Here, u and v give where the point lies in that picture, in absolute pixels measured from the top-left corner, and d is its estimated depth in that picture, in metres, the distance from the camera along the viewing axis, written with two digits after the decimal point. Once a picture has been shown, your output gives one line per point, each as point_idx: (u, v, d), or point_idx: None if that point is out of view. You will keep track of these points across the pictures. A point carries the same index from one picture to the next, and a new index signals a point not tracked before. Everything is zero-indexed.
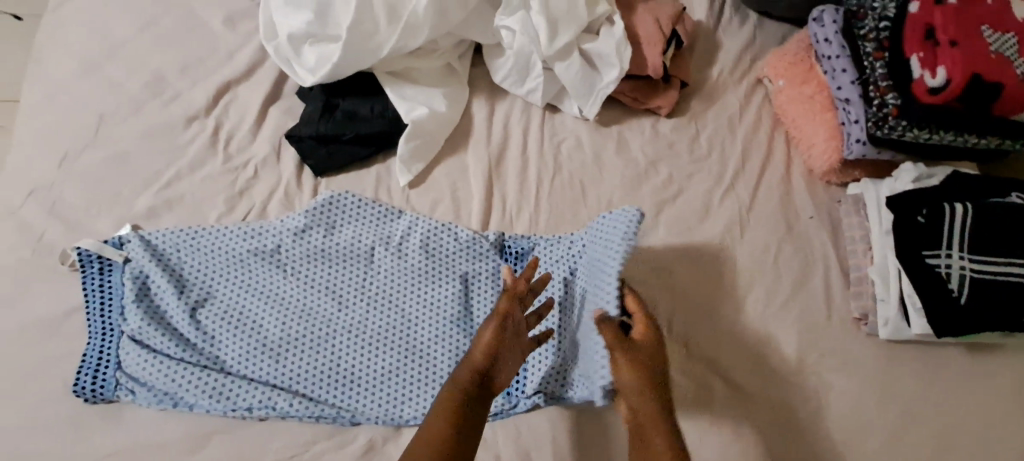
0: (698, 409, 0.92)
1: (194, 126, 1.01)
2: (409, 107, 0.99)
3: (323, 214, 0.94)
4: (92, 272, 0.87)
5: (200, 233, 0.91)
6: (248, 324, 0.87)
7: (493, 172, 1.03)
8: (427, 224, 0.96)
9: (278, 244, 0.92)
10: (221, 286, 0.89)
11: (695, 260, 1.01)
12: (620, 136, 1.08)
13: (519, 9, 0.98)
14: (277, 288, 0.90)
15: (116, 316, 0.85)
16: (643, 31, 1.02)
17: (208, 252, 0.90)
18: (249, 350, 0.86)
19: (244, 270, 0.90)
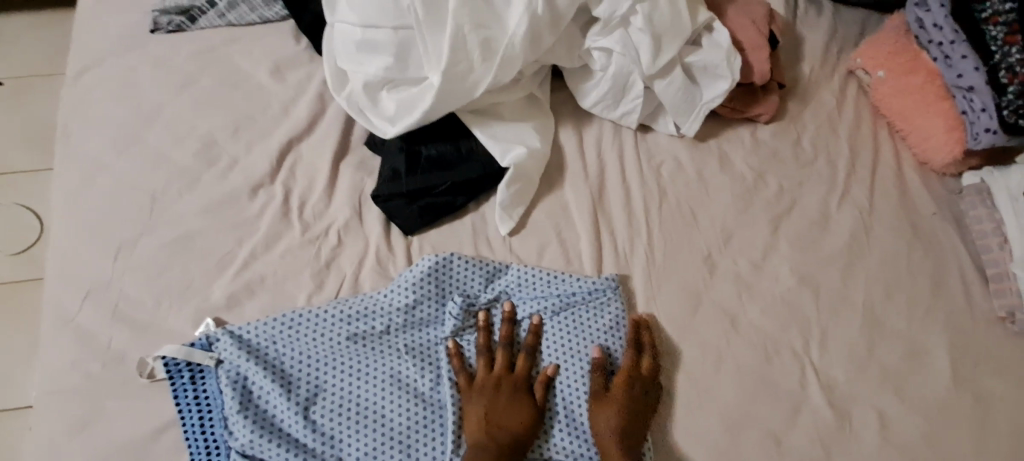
0: (863, 441, 0.83)
1: (260, 195, 0.89)
2: (507, 149, 0.89)
3: (418, 284, 0.83)
4: (182, 382, 0.77)
5: (294, 320, 0.80)
6: (368, 417, 0.77)
7: (597, 205, 0.94)
8: (534, 277, 0.87)
9: (378, 322, 0.82)
10: (329, 377, 0.78)
11: (825, 275, 0.92)
12: (720, 151, 0.99)
13: (617, 28, 0.90)
14: (386, 372, 0.79)
15: (222, 430, 0.75)
16: (746, 37, 0.98)
17: (309, 341, 0.80)
18: (377, 446, 0.75)
19: (352, 356, 0.80)
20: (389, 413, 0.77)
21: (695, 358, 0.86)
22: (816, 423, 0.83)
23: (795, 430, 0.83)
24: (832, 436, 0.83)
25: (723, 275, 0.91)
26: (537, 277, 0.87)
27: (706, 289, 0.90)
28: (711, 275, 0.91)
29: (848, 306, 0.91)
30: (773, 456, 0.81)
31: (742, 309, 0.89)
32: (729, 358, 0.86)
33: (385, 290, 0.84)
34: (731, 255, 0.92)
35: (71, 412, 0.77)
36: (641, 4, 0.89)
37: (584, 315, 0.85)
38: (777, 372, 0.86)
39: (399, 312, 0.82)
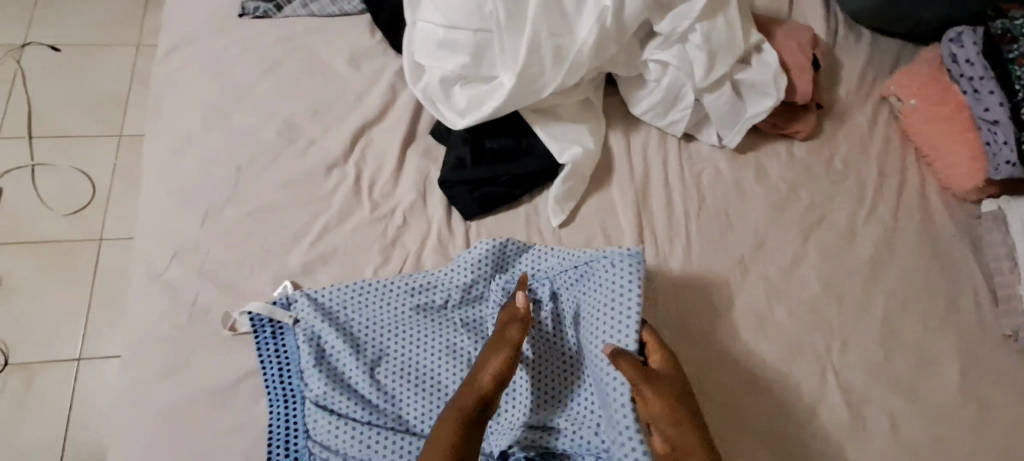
0: (876, 439, 0.90)
1: (335, 174, 0.97)
2: (564, 147, 0.97)
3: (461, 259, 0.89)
4: (265, 336, 0.85)
5: (363, 288, 0.88)
6: (427, 381, 0.84)
7: (641, 204, 1.01)
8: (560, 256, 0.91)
9: (438, 296, 0.89)
10: (392, 342, 0.86)
11: (848, 285, 1.00)
12: (758, 163, 1.07)
13: (676, 44, 0.98)
14: (442, 342, 0.86)
15: (298, 382, 0.84)
16: (792, 59, 1.05)
17: (376, 308, 0.87)
18: (433, 408, 0.83)
19: (412, 324, 0.87)
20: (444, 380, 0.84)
21: (725, 352, 0.93)
22: (832, 419, 0.90)
23: (813, 425, 0.90)
24: (847, 433, 0.90)
25: (754, 278, 0.98)
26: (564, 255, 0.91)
27: (738, 290, 0.97)
28: (744, 277, 0.98)
29: (868, 315, 0.98)
30: (793, 448, 0.88)
31: (770, 310, 0.96)
32: (757, 355, 0.93)
33: (445, 268, 0.91)
34: (762, 261, 1.00)
35: (159, 358, 0.84)
36: (700, 23, 0.97)
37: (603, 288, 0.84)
38: (799, 371, 0.93)
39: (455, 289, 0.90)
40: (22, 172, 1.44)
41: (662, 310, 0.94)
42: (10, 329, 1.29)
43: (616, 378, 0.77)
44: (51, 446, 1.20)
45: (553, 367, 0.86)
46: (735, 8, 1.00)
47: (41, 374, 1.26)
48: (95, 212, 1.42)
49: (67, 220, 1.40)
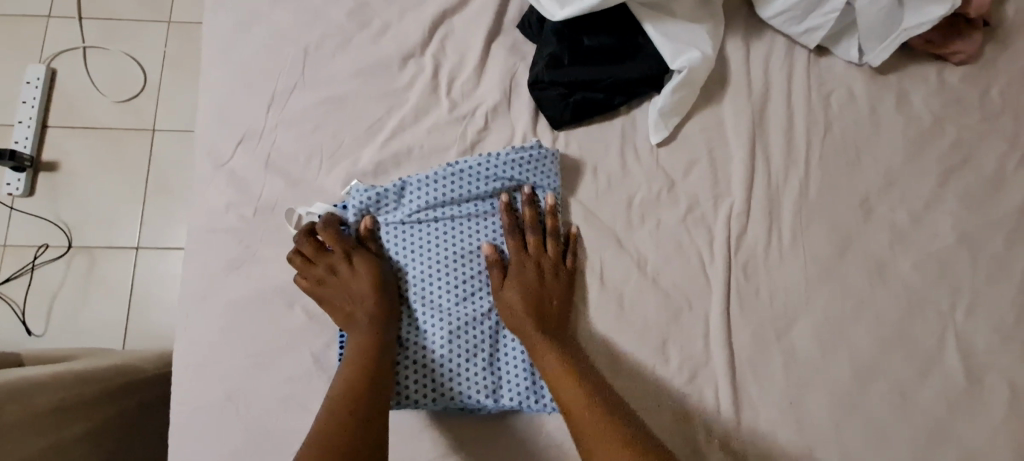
0: (991, 407, 0.81)
1: (410, 65, 0.86)
2: (679, 51, 0.82)
3: (375, 193, 0.79)
4: None
5: (398, 201, 0.80)
6: (443, 305, 0.77)
7: (756, 126, 0.87)
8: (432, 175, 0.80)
9: (465, 217, 0.80)
10: (419, 262, 0.78)
11: (989, 239, 0.86)
12: (900, 88, 0.90)
13: None
14: (478, 269, 0.79)
15: None
16: None
17: (406, 224, 0.79)
18: (463, 333, 0.77)
19: (432, 241, 0.79)
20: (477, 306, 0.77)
21: (835, 299, 0.82)
22: (946, 383, 0.81)
23: (923, 386, 0.81)
24: (961, 399, 0.81)
25: (879, 221, 0.85)
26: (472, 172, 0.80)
27: (858, 233, 0.85)
28: (867, 219, 0.85)
29: (1006, 274, 0.85)
30: (899, 411, 0.80)
31: (891, 258, 0.84)
32: (870, 306, 0.83)
33: (464, 184, 0.80)
34: (889, 202, 0.87)
35: (224, 250, 0.80)
36: None
37: (402, 214, 0.80)
38: (917, 328, 0.82)
39: (477, 210, 0.80)
40: (74, 54, 1.38)
41: (768, 247, 0.83)
42: (72, 211, 1.30)
43: None
44: (114, 326, 1.26)
45: (444, 310, 0.77)
46: None
47: (102, 259, 1.28)
48: (147, 101, 1.36)
49: (119, 107, 1.35)
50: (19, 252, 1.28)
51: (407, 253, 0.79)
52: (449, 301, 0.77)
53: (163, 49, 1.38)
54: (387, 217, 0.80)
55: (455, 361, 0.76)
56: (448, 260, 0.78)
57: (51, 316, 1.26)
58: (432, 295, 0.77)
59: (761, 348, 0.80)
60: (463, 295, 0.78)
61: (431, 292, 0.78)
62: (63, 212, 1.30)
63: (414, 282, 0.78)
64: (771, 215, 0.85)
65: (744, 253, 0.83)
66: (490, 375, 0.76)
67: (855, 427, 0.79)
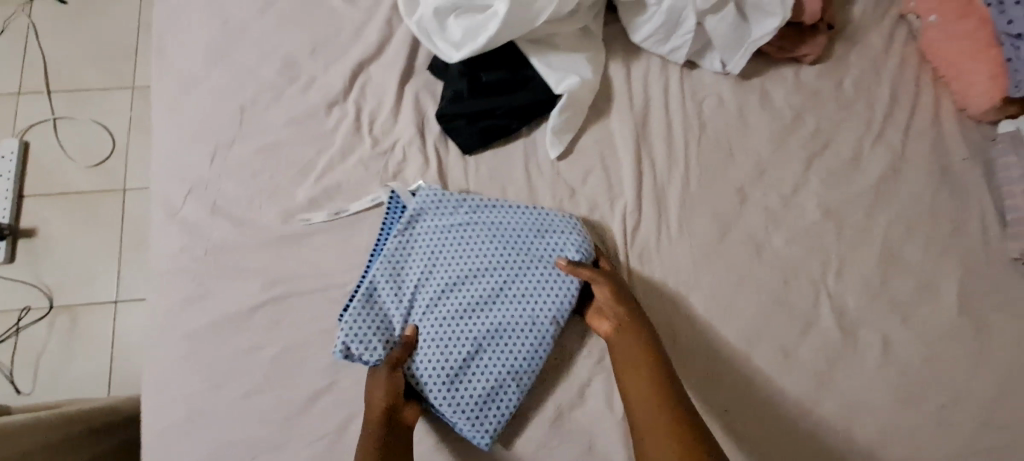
0: (867, 358, 0.93)
1: (335, 110, 0.99)
2: (561, 77, 0.96)
3: (440, 196, 0.92)
4: (389, 223, 0.92)
5: (456, 211, 0.91)
6: (447, 310, 0.87)
7: (640, 135, 1.01)
8: (480, 201, 0.93)
9: (499, 251, 0.90)
10: (444, 269, 0.89)
11: (850, 212, 0.99)
12: (763, 90, 1.05)
13: None
14: (489, 292, 0.88)
15: (389, 278, 0.88)
16: None
17: (444, 233, 0.90)
18: (450, 341, 0.86)
19: (458, 256, 0.90)
20: (475, 325, 0.87)
21: (721, 277, 0.95)
22: (824, 341, 0.93)
23: (804, 344, 0.92)
24: (838, 353, 0.92)
25: (754, 206, 0.99)
26: (531, 219, 0.92)
27: (737, 218, 0.98)
28: (743, 205, 0.99)
29: (868, 240, 0.98)
30: (785, 369, 0.91)
31: (767, 237, 0.97)
32: (752, 279, 0.95)
33: (504, 221, 0.92)
34: (762, 189, 1.00)
35: (182, 288, 0.90)
36: None
37: (438, 222, 0.91)
38: (795, 295, 0.94)
39: (511, 246, 0.91)
40: (45, 126, 1.49)
41: (660, 238, 0.96)
42: (53, 273, 1.40)
43: (382, 309, 0.87)
44: (101, 375, 1.35)
45: (446, 319, 0.87)
46: None
47: (84, 314, 1.38)
48: (117, 162, 1.48)
49: (91, 171, 1.46)
50: (6, 315, 1.37)
51: (430, 261, 0.89)
52: (453, 312, 0.87)
53: (131, 112, 1.51)
54: (428, 224, 0.91)
55: (434, 362, 0.85)
56: (463, 273, 0.89)
57: (41, 373, 1.34)
58: (442, 299, 0.87)
59: (661, 326, 0.92)
60: (464, 311, 0.87)
61: (440, 303, 0.87)
62: (45, 274, 1.40)
63: (429, 283, 0.88)
64: (660, 210, 0.97)
65: (640, 245, 0.96)
66: (452, 386, 0.85)
67: (747, 387, 0.90)
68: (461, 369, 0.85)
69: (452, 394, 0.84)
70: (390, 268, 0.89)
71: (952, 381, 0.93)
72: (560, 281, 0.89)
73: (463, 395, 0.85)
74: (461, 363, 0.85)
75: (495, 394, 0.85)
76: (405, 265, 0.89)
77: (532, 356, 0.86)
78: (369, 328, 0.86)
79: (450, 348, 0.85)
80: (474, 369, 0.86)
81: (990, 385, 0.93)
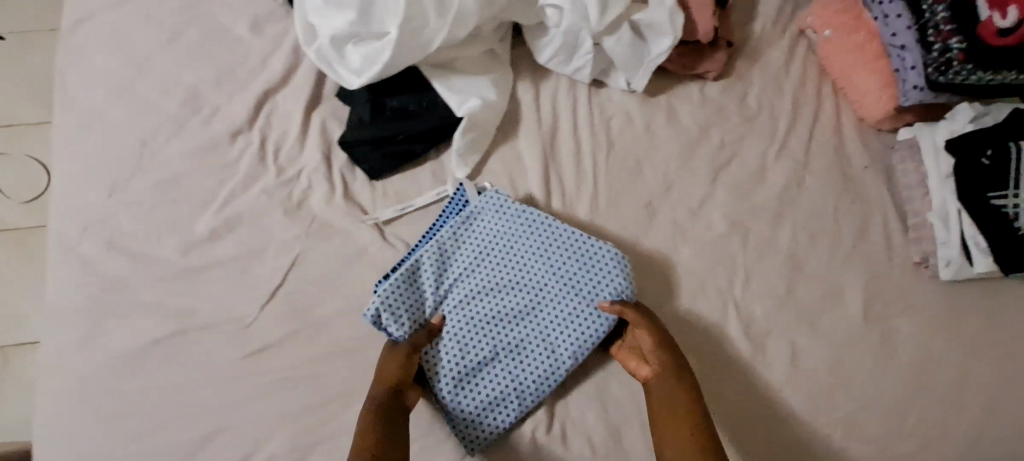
0: (775, 367, 0.94)
1: (239, 140, 0.98)
2: (461, 101, 0.96)
3: (501, 204, 0.94)
4: (444, 219, 0.95)
5: (506, 222, 0.94)
6: (477, 312, 0.91)
7: (548, 154, 1.02)
8: (539, 218, 0.94)
9: (553, 274, 0.92)
10: (485, 275, 0.93)
11: (756, 222, 1.01)
12: (669, 106, 1.07)
13: None
14: (523, 305, 0.91)
15: (432, 271, 0.91)
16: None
17: (489, 242, 0.93)
18: (474, 341, 0.90)
19: (494, 266, 0.93)
20: (497, 336, 0.91)
21: None
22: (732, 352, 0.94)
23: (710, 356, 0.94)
24: (747, 364, 0.94)
25: (662, 221, 1.00)
26: (580, 253, 0.92)
27: (644, 233, 0.99)
28: (650, 220, 1.00)
29: (774, 249, 1.00)
30: None
31: (675, 250, 0.98)
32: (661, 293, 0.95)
33: (557, 244, 0.93)
34: (670, 203, 1.01)
35: (76, 327, 0.88)
36: None
37: (486, 228, 0.94)
38: (702, 307, 0.96)
39: (554, 270, 0.92)
40: None
41: None
42: None
43: (421, 295, 0.91)
44: None
45: (476, 324, 0.91)
46: None
47: None
48: None
49: None
50: None
51: (468, 266, 0.93)
52: (484, 317, 0.91)
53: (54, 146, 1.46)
54: (483, 229, 0.94)
55: (455, 357, 0.89)
56: (501, 283, 0.92)
57: None
58: (473, 303, 0.91)
59: None
60: (493, 320, 0.91)
61: (471, 309, 0.91)
62: None
63: (465, 285, 0.92)
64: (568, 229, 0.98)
65: None
66: (463, 383, 0.89)
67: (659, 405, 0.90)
68: (477, 370, 0.89)
69: (462, 392, 0.89)
70: (435, 265, 0.92)
71: (860, 387, 0.94)
72: (597, 320, 0.90)
73: (471, 395, 0.89)
74: (478, 367, 0.89)
75: (500, 405, 0.88)
76: (448, 265, 0.93)
77: (541, 382, 0.89)
78: (402, 308, 0.89)
79: (471, 353, 0.89)
80: (490, 374, 0.90)
81: (897, 388, 0.94)
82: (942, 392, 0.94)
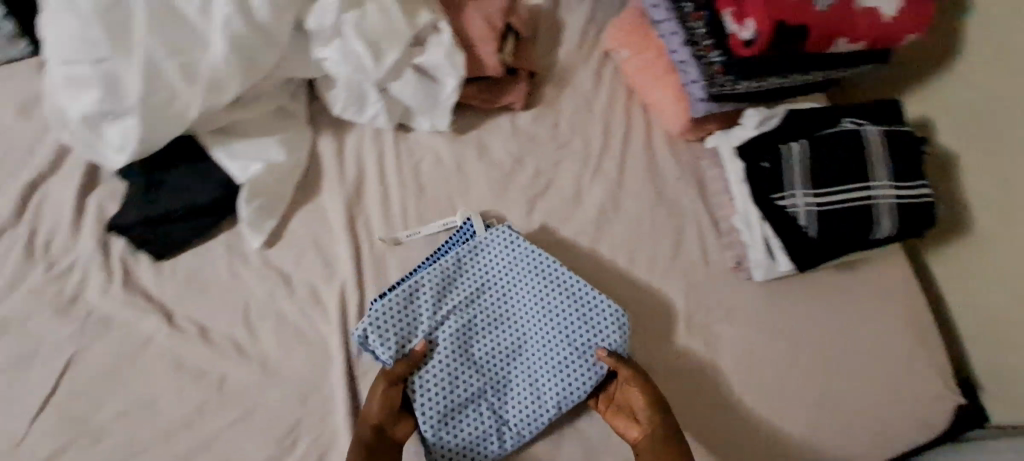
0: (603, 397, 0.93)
1: (3, 238, 0.90)
2: (242, 165, 0.91)
3: (507, 240, 0.95)
4: (440, 251, 0.96)
5: (510, 261, 0.95)
6: (476, 345, 0.92)
7: (354, 208, 0.98)
8: (537, 257, 0.95)
9: (541, 314, 0.93)
10: (510, 303, 0.94)
11: (573, 248, 1.01)
12: (480, 142, 1.05)
13: (335, 37, 0.89)
14: (511, 341, 0.93)
15: (430, 304, 0.91)
16: (475, 33, 0.98)
17: (513, 273, 0.95)
18: (464, 376, 0.90)
19: (507, 300, 0.94)
20: (482, 374, 0.91)
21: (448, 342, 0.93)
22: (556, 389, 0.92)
23: None
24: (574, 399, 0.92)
25: None
26: (578, 296, 0.94)
27: None
28: None
29: (592, 273, 1.00)
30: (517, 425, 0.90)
31: None
32: (481, 337, 0.92)
33: (550, 284, 0.94)
34: None
35: None
36: (350, 12, 0.88)
37: (493, 258, 0.95)
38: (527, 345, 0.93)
39: (547, 309, 0.94)
40: None
41: None
42: None
43: (423, 326, 0.91)
44: None
45: (464, 362, 0.90)
46: None
47: None
48: None
49: None
50: None
51: (467, 299, 0.93)
52: (484, 355, 0.92)
53: None
54: (489, 262, 0.95)
55: (435, 396, 0.88)
56: (517, 314, 0.94)
57: None
58: (473, 337, 0.92)
59: None
60: (483, 357, 0.92)
61: (466, 347, 0.91)
62: None
63: (477, 312, 0.93)
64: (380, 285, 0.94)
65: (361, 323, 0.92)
66: (437, 426, 0.88)
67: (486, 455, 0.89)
68: (455, 410, 0.89)
69: (441, 432, 0.88)
70: (456, 291, 0.93)
71: (680, 405, 0.95)
72: (593, 362, 0.92)
73: (458, 433, 0.88)
74: (471, 405, 0.90)
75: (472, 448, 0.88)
76: (461, 294, 0.93)
77: (521, 425, 0.90)
78: (413, 335, 0.90)
79: (461, 392, 0.89)
80: (467, 415, 0.89)
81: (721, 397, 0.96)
82: (765, 393, 0.97)
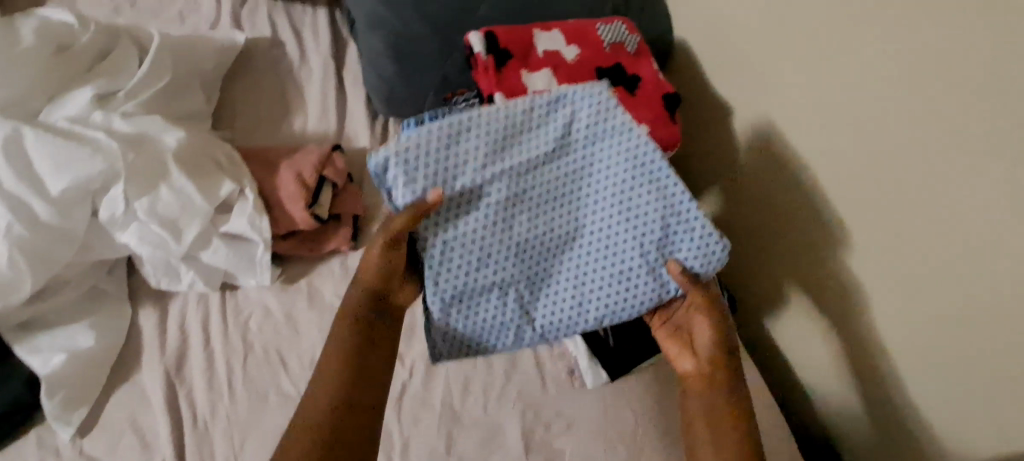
0: None
1: None
2: (47, 357, 0.92)
3: (603, 108, 0.82)
4: (540, 111, 0.82)
5: (604, 138, 0.83)
6: (519, 230, 0.82)
7: (175, 379, 0.96)
8: (628, 140, 0.82)
9: (626, 204, 0.83)
10: (588, 184, 0.84)
11: (409, 384, 0.97)
12: (309, 289, 1.05)
13: (131, 221, 0.96)
14: (559, 232, 0.84)
15: (481, 166, 0.80)
16: (285, 193, 1.05)
17: (603, 161, 0.83)
18: (478, 257, 0.82)
19: (615, 179, 0.83)
20: (527, 262, 0.84)
21: None
22: None
23: None
24: None
25: None
26: (670, 216, 0.83)
27: None
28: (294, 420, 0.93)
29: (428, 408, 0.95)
30: None
31: None
32: None
33: (646, 179, 0.82)
34: None
35: None
36: (141, 197, 0.95)
37: (603, 127, 0.83)
38: None
39: (626, 201, 0.83)
40: None
41: None
42: None
43: (457, 188, 0.79)
44: None
45: (502, 244, 0.82)
46: (176, 168, 0.98)
47: None
48: None
49: None
50: None
51: (556, 163, 0.83)
52: (535, 235, 0.83)
53: None
54: (609, 141, 0.83)
55: (450, 275, 0.81)
56: (565, 205, 0.84)
57: None
58: (526, 215, 0.82)
59: None
60: (529, 243, 0.83)
61: (517, 229, 0.82)
62: None
63: (524, 192, 0.82)
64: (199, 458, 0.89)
65: None
66: (445, 307, 0.82)
67: None
68: (467, 298, 0.83)
69: (446, 313, 0.83)
70: (529, 151, 0.81)
71: None
72: (659, 284, 0.85)
73: (462, 318, 0.84)
74: (484, 303, 0.83)
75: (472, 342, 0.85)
76: (516, 162, 0.81)
77: (542, 329, 0.86)
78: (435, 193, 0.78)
79: (478, 285, 0.82)
80: (495, 307, 0.84)
81: None
82: None
